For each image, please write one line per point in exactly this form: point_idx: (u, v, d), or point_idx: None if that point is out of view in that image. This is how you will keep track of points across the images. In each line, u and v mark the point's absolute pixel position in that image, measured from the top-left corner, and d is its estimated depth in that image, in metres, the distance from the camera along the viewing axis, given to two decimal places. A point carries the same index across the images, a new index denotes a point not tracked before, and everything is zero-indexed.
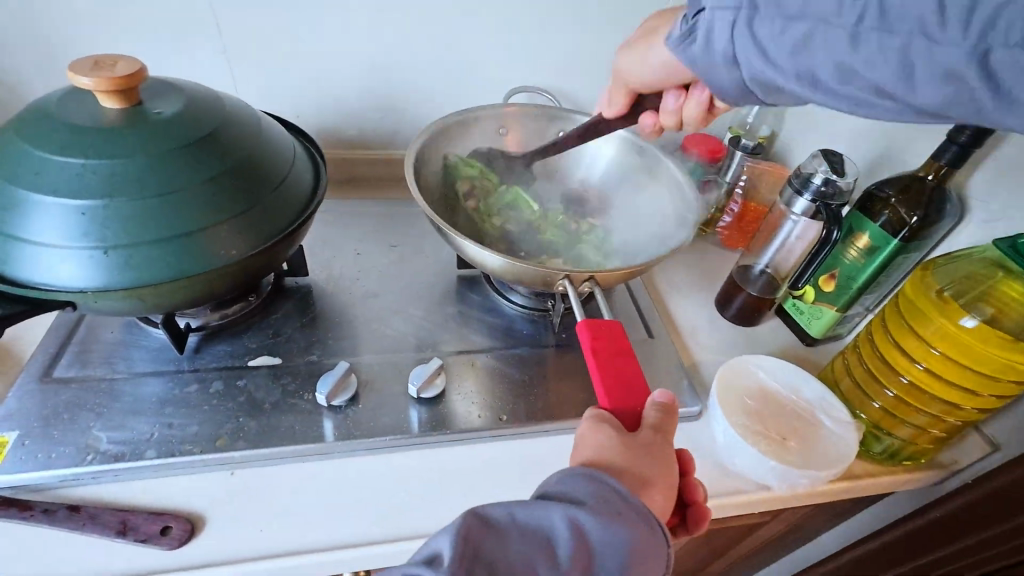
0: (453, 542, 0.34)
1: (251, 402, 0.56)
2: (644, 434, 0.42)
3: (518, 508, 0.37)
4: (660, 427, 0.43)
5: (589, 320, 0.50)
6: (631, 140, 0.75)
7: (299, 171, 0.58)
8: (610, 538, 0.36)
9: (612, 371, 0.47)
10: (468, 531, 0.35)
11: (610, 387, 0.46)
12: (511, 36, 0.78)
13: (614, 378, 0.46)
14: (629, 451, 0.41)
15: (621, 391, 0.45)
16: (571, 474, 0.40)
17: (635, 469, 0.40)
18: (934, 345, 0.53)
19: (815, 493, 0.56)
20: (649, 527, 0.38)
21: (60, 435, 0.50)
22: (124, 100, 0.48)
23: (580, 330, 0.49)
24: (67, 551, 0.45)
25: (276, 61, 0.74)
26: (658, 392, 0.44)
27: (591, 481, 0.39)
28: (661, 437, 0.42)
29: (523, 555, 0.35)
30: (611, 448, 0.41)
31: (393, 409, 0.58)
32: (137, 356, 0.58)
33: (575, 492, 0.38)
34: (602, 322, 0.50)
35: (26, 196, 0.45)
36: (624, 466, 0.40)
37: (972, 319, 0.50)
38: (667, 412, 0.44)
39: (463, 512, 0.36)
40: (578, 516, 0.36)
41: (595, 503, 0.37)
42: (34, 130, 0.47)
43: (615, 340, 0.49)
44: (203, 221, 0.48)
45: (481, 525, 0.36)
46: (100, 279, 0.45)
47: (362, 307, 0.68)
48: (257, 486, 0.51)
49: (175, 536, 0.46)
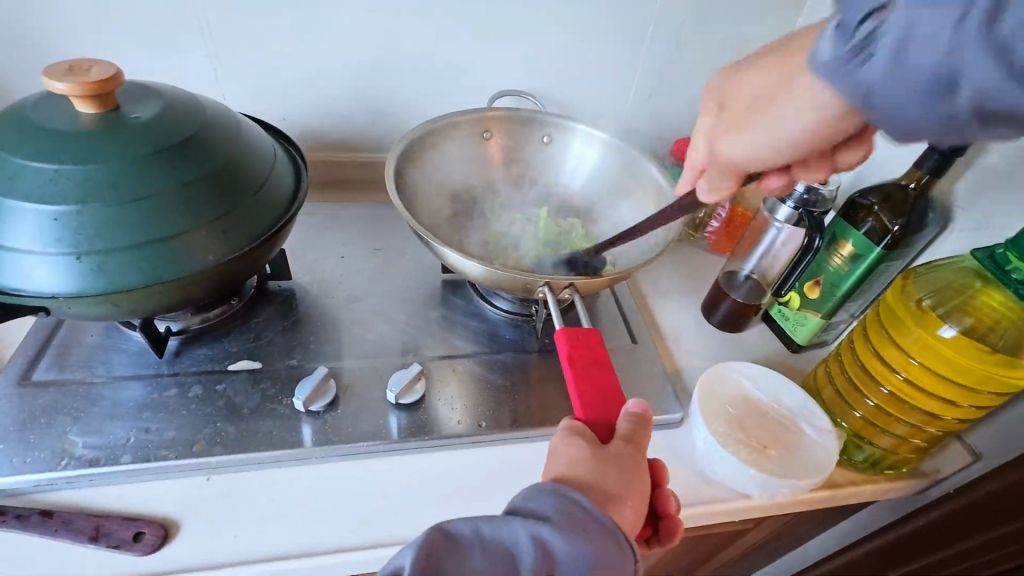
0: (413, 555, 0.35)
1: (230, 407, 0.56)
2: (615, 445, 0.42)
3: (483, 524, 0.37)
4: (631, 439, 0.43)
5: (567, 329, 0.51)
6: (615, 143, 0.73)
7: (280, 175, 0.58)
8: (573, 553, 0.36)
9: (588, 379, 0.47)
10: (431, 548, 0.35)
11: (587, 396, 0.46)
12: (499, 38, 0.77)
13: (591, 387, 0.47)
14: (598, 463, 0.41)
15: (596, 400, 0.46)
16: (538, 490, 0.40)
17: (601, 485, 0.40)
18: (913, 354, 0.53)
19: (795, 502, 0.56)
20: (616, 541, 0.37)
21: (36, 439, 0.50)
22: (100, 105, 0.48)
23: (558, 338, 0.50)
24: (39, 556, 0.45)
25: (263, 63, 0.73)
26: (631, 403, 0.45)
27: (556, 496, 0.39)
28: (633, 450, 0.43)
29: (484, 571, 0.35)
30: (580, 461, 0.41)
31: (373, 414, 0.58)
32: (116, 359, 0.58)
33: (540, 507, 0.38)
34: (580, 330, 0.51)
35: (1, 202, 0.45)
36: (592, 480, 0.40)
37: (951, 329, 0.50)
38: (641, 423, 0.44)
39: (428, 529, 0.37)
40: (541, 532, 0.36)
41: (560, 519, 0.37)
42: (9, 135, 0.47)
43: (592, 348, 0.50)
44: (180, 227, 0.48)
45: (445, 543, 0.36)
46: (75, 285, 0.45)
47: (345, 311, 0.68)
48: (233, 492, 0.51)
49: (147, 542, 0.46)
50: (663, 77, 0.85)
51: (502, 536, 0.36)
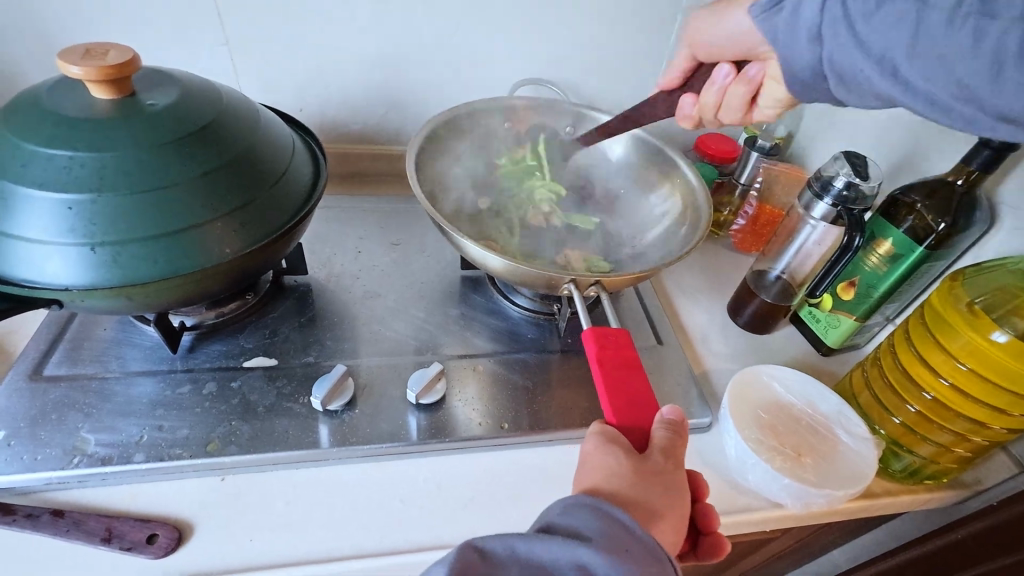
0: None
1: (245, 405, 0.54)
2: (654, 460, 0.40)
3: (519, 542, 0.35)
4: (668, 451, 0.40)
5: (595, 329, 0.48)
6: (642, 139, 0.72)
7: (298, 166, 0.56)
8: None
9: (617, 385, 0.44)
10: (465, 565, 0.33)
11: (615, 401, 0.44)
12: (519, 28, 0.75)
13: (622, 392, 0.44)
14: (638, 477, 0.39)
15: (628, 404, 0.44)
16: (577, 505, 0.37)
17: (640, 500, 0.38)
18: (961, 360, 0.50)
19: (832, 512, 0.54)
20: (658, 563, 0.35)
21: (46, 436, 0.49)
22: (115, 91, 0.47)
23: (586, 340, 0.47)
24: (48, 558, 0.43)
25: (278, 52, 0.72)
26: (666, 409, 0.42)
27: (595, 514, 0.36)
28: (674, 464, 0.40)
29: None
30: (618, 473, 0.39)
31: (391, 415, 0.56)
32: (129, 354, 0.56)
33: (578, 525, 0.36)
34: (609, 330, 0.48)
35: (15, 190, 0.43)
36: (629, 496, 0.38)
37: (1004, 334, 0.47)
38: (676, 433, 0.41)
39: (463, 544, 0.35)
40: (580, 555, 0.34)
41: (600, 541, 0.35)
42: (23, 120, 0.45)
43: (623, 352, 0.47)
44: (197, 219, 0.46)
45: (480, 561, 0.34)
46: (88, 277, 0.44)
47: (362, 307, 0.66)
48: (249, 493, 0.49)
49: (161, 545, 0.44)
50: None
51: (539, 555, 0.34)
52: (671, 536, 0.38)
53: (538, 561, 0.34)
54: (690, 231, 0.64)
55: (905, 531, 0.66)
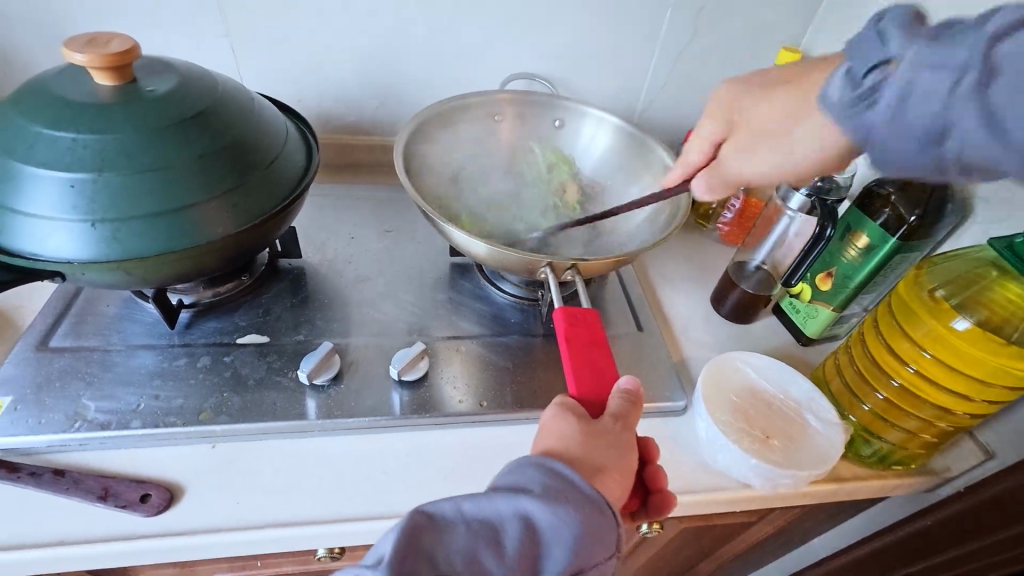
0: (395, 540, 0.35)
1: (237, 378, 0.57)
2: (605, 423, 0.42)
3: (465, 502, 0.37)
4: (622, 418, 0.43)
5: (566, 308, 0.50)
6: (625, 129, 0.73)
7: (291, 152, 0.59)
8: (556, 525, 0.36)
9: (586, 361, 0.47)
10: (414, 527, 0.35)
11: (584, 375, 0.46)
12: (510, 23, 0.77)
13: (592, 367, 0.47)
14: (590, 440, 0.41)
15: (595, 378, 0.46)
16: (523, 464, 0.39)
17: (589, 458, 0.40)
18: (924, 347, 0.52)
19: (798, 493, 0.55)
20: (602, 513, 0.37)
21: (50, 402, 0.52)
22: (118, 78, 0.50)
23: (557, 317, 0.50)
24: (49, 513, 0.46)
25: (278, 45, 0.74)
26: (624, 380, 0.45)
27: (541, 469, 0.39)
28: (623, 427, 0.42)
29: (466, 546, 0.35)
30: (573, 437, 0.41)
31: (375, 391, 0.58)
32: (130, 329, 0.60)
33: (522, 481, 0.38)
34: (579, 310, 0.51)
35: (23, 170, 0.46)
36: (581, 457, 0.40)
37: (964, 322, 0.49)
38: (631, 402, 0.44)
39: (411, 510, 0.37)
40: (523, 506, 0.36)
41: (542, 491, 0.37)
42: (32, 104, 0.48)
43: (591, 330, 0.49)
44: (192, 198, 0.49)
45: (429, 523, 0.36)
46: (89, 251, 0.47)
47: (353, 290, 0.69)
48: (237, 460, 0.52)
49: (153, 504, 0.47)
50: (677, 65, 0.84)
51: (485, 510, 0.36)
52: (618, 491, 0.40)
53: (483, 517, 0.36)
54: (670, 219, 0.65)
55: (880, 517, 0.67)
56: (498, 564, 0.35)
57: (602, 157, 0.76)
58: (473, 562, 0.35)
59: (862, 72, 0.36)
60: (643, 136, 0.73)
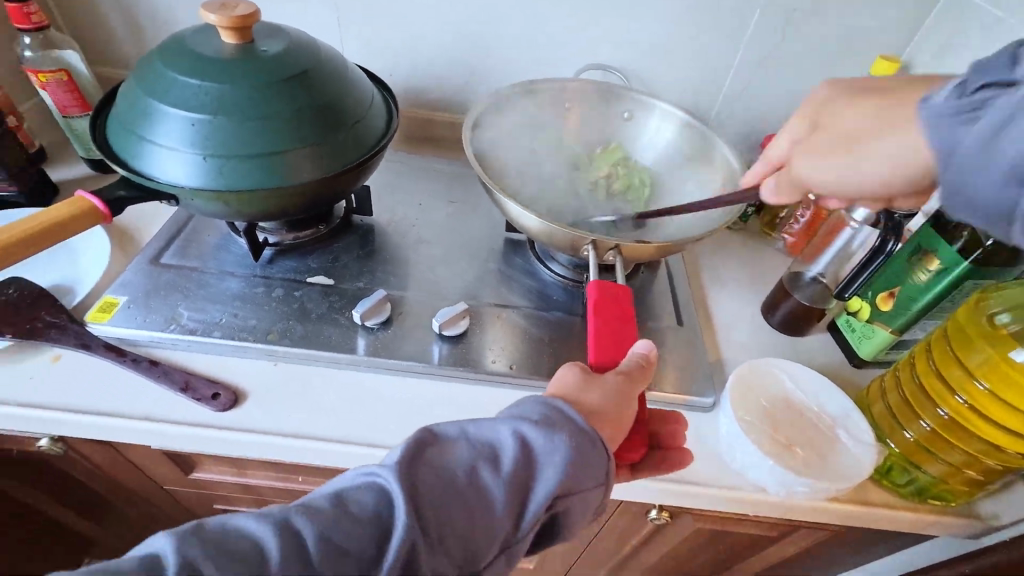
0: (401, 448, 0.38)
1: (302, 310, 0.64)
2: (609, 377, 0.44)
3: (469, 424, 0.41)
4: (627, 373, 0.45)
5: (599, 282, 0.52)
6: (692, 124, 0.73)
7: (375, 115, 0.65)
8: (549, 448, 0.39)
9: (608, 331, 0.49)
10: (421, 441, 0.39)
11: (603, 343, 0.48)
12: (593, 14, 0.79)
13: (613, 336, 0.49)
14: (589, 385, 0.44)
15: (614, 349, 0.48)
16: (528, 398, 0.43)
17: (585, 401, 0.43)
18: (980, 378, 0.50)
19: (816, 506, 0.54)
20: (595, 447, 0.40)
21: (155, 306, 0.62)
22: (240, 38, 0.58)
23: (590, 289, 0.52)
24: (142, 394, 0.56)
25: (377, 23, 0.82)
26: (642, 345, 0.47)
27: (543, 402, 0.42)
28: (628, 381, 0.44)
29: (467, 459, 0.39)
30: (573, 384, 0.44)
31: (418, 341, 0.64)
32: (223, 257, 0.69)
33: (523, 410, 0.42)
34: (610, 285, 0.53)
35: (159, 108, 0.55)
36: (579, 400, 0.43)
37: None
38: (643, 367, 0.46)
39: (419, 428, 0.41)
40: (521, 428, 0.40)
41: (540, 419, 0.41)
42: (172, 54, 0.57)
43: (620, 305, 0.51)
44: (287, 145, 0.57)
45: (434, 439, 0.40)
46: (200, 180, 0.55)
47: (413, 250, 0.75)
48: (293, 379, 0.60)
49: (221, 401, 0.56)
50: (761, 67, 0.82)
51: (485, 433, 0.40)
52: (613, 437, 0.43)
53: (483, 437, 0.40)
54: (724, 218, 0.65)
55: (917, 558, 0.63)
56: (494, 476, 0.38)
57: (665, 151, 0.76)
58: (471, 475, 0.38)
59: (968, 88, 0.33)
60: (709, 132, 0.72)
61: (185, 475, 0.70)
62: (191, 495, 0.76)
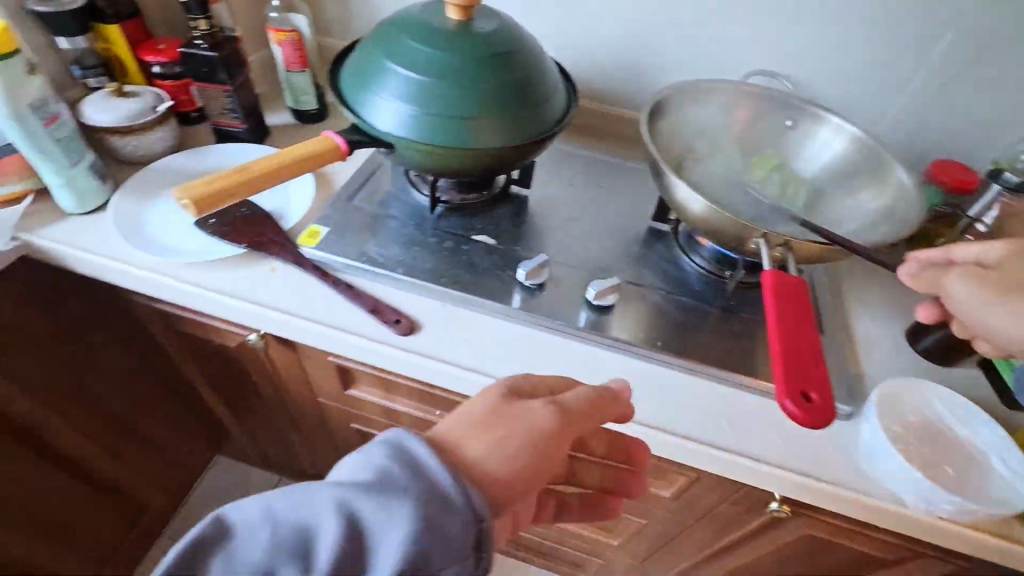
0: (258, 511, 0.32)
1: (468, 262, 0.72)
2: (496, 420, 0.39)
3: (296, 486, 0.33)
4: (562, 407, 0.41)
5: (775, 278, 0.50)
6: (862, 139, 0.73)
7: (558, 96, 0.72)
8: (391, 540, 0.31)
9: (792, 342, 0.46)
10: (277, 503, 0.33)
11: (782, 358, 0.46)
12: (769, 21, 0.81)
13: (794, 352, 0.46)
14: (493, 440, 0.38)
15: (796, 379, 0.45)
16: (401, 448, 0.35)
17: (485, 470, 0.36)
18: None
19: (955, 530, 0.54)
20: (463, 559, 0.33)
21: (350, 239, 0.72)
22: (463, 14, 0.66)
23: (766, 284, 0.50)
24: (338, 309, 0.66)
25: (556, 14, 0.88)
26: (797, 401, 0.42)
27: (407, 469, 0.34)
28: (559, 416, 0.41)
29: (268, 551, 0.31)
30: (492, 449, 0.37)
31: (567, 306, 0.69)
32: (402, 207, 0.78)
33: (390, 461, 0.34)
34: (785, 284, 0.50)
35: (391, 69, 0.65)
36: (479, 466, 0.37)
37: None
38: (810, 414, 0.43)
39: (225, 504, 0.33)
40: (377, 520, 0.32)
41: (418, 496, 0.33)
42: (405, 23, 0.66)
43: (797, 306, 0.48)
44: (491, 115, 0.65)
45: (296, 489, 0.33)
46: (417, 136, 0.64)
47: (563, 225, 0.81)
48: (457, 320, 0.67)
49: (402, 327, 0.64)
50: (942, 90, 0.79)
51: (313, 504, 0.32)
52: (503, 491, 0.37)
53: (356, 477, 0.34)
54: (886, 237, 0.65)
55: None
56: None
57: (828, 164, 0.76)
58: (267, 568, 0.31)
59: None
60: (880, 149, 0.72)
61: (340, 390, 0.80)
62: (336, 410, 0.87)
